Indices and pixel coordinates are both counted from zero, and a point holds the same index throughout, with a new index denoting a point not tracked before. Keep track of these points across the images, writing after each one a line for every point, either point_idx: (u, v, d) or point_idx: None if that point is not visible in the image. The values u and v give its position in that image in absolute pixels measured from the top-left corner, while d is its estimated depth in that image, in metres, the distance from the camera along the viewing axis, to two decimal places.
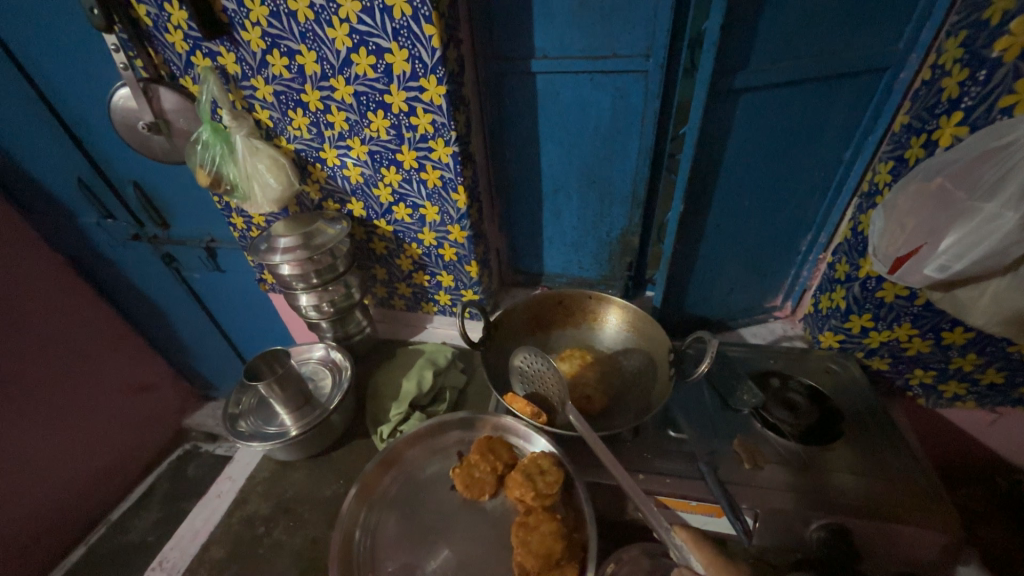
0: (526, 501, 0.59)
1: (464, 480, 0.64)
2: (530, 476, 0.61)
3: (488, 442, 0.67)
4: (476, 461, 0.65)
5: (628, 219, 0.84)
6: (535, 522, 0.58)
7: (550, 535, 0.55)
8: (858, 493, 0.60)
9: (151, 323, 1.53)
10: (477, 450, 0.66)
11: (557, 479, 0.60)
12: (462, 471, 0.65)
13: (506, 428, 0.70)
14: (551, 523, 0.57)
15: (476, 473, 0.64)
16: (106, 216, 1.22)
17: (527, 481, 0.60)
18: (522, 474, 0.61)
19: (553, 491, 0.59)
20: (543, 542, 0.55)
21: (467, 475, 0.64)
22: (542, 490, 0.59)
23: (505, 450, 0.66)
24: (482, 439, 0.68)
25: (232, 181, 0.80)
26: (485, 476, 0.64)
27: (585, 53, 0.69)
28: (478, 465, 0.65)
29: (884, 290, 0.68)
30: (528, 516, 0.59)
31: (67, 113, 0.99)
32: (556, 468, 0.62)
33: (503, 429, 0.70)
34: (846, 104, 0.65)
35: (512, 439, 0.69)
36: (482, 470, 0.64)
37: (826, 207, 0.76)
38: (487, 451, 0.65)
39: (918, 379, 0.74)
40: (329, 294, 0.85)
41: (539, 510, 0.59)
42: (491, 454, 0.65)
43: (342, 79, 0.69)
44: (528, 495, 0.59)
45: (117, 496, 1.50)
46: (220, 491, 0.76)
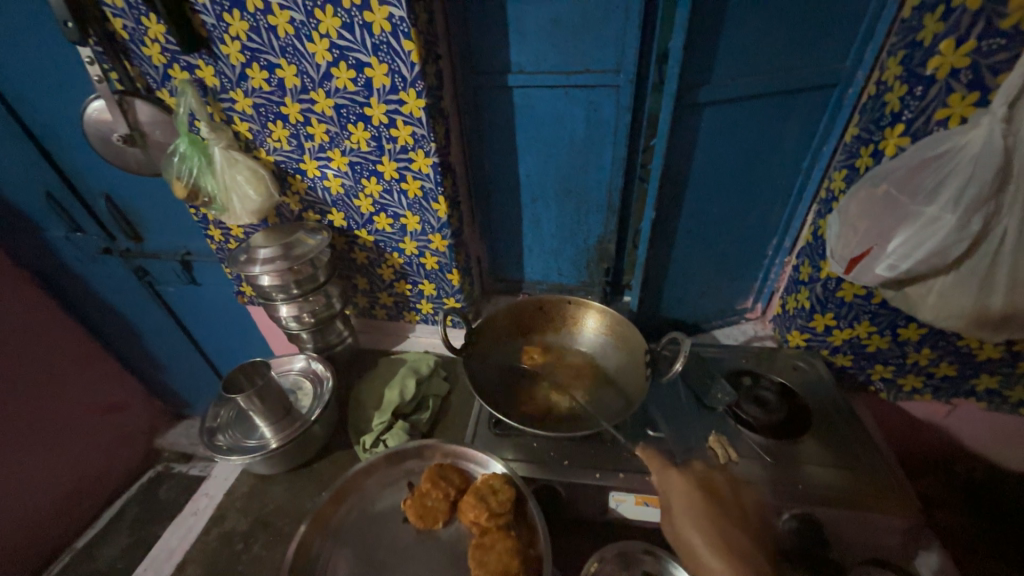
0: (480, 523, 0.59)
1: (417, 511, 0.63)
2: (482, 497, 0.61)
3: (437, 470, 0.67)
4: (428, 489, 0.65)
5: (604, 226, 0.87)
6: (490, 542, 0.58)
7: (506, 552, 0.56)
8: (828, 484, 0.63)
9: (121, 339, 1.48)
10: (427, 479, 0.65)
11: (509, 497, 0.61)
12: (415, 501, 0.64)
13: (458, 454, 0.69)
14: (506, 541, 0.57)
15: (428, 502, 0.64)
16: (76, 230, 1.19)
17: (479, 503, 0.60)
18: (473, 496, 0.61)
19: (506, 510, 0.60)
20: (499, 559, 0.56)
21: (419, 506, 0.63)
22: (495, 509, 0.60)
23: (456, 475, 0.67)
24: (431, 469, 0.67)
25: (211, 193, 0.81)
26: (438, 503, 0.64)
27: (558, 68, 0.72)
28: (429, 494, 0.64)
29: (844, 290, 0.72)
30: (483, 537, 0.59)
31: (36, 124, 0.97)
32: (507, 486, 0.62)
33: (455, 456, 0.69)
34: (803, 116, 0.69)
35: (463, 465, 0.69)
36: (435, 498, 0.64)
37: (788, 212, 0.80)
38: (436, 478, 0.66)
39: (879, 374, 0.78)
40: (310, 304, 0.84)
41: (493, 530, 0.59)
42: (442, 481, 0.65)
43: (322, 91, 0.71)
44: (482, 516, 0.59)
45: (84, 522, 1.43)
46: (197, 508, 0.74)
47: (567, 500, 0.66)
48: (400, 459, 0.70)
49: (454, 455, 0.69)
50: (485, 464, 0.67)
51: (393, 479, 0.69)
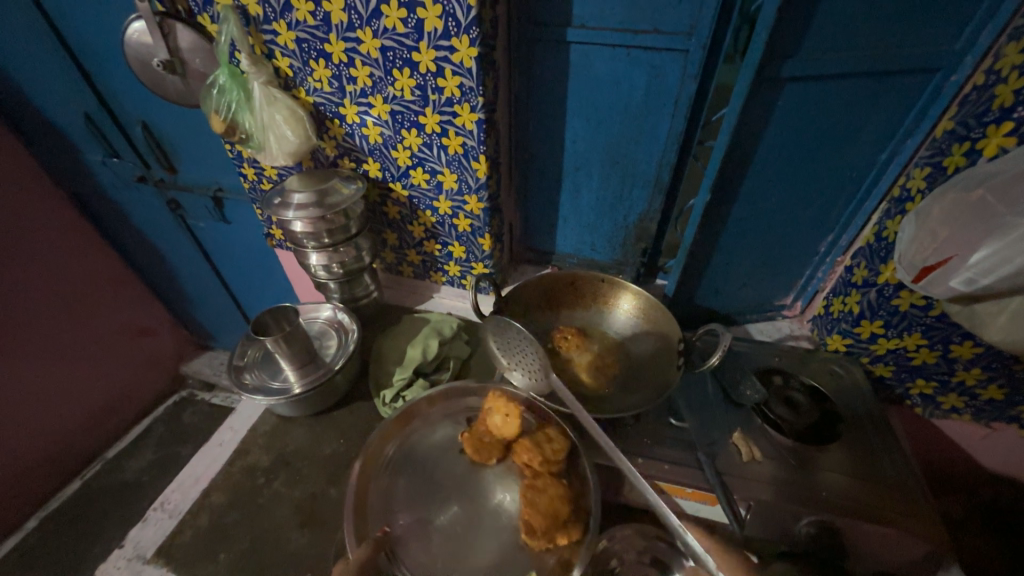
0: (534, 466, 0.61)
1: (473, 445, 0.65)
2: (537, 442, 0.62)
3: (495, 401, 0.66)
4: (485, 427, 0.66)
5: (649, 204, 0.83)
6: (542, 485, 0.59)
7: (558, 497, 0.57)
8: (846, 492, 0.61)
9: (152, 267, 1.52)
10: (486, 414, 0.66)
11: (563, 446, 0.61)
12: (472, 435, 0.66)
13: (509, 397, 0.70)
14: (558, 488, 0.58)
15: (484, 438, 0.65)
16: (112, 155, 1.19)
17: (535, 448, 0.61)
18: (529, 441, 0.62)
19: (560, 458, 0.61)
20: (551, 503, 0.57)
21: (475, 440, 0.65)
22: (550, 456, 0.60)
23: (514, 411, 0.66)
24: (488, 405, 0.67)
25: (248, 130, 0.78)
26: (493, 440, 0.65)
27: (624, 25, 0.65)
28: (486, 431, 0.66)
29: (900, 298, 0.68)
30: (535, 479, 0.60)
31: (74, 41, 0.95)
32: (563, 437, 0.63)
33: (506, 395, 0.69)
34: (891, 104, 0.63)
35: None
36: (491, 435, 0.65)
37: (850, 210, 0.74)
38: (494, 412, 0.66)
39: (918, 389, 0.74)
40: (340, 255, 0.84)
41: (545, 476, 0.59)
42: (500, 420, 0.66)
43: (369, 31, 0.66)
44: (536, 460, 0.60)
45: (114, 435, 1.53)
46: (223, 440, 0.77)
47: None
48: (453, 396, 0.73)
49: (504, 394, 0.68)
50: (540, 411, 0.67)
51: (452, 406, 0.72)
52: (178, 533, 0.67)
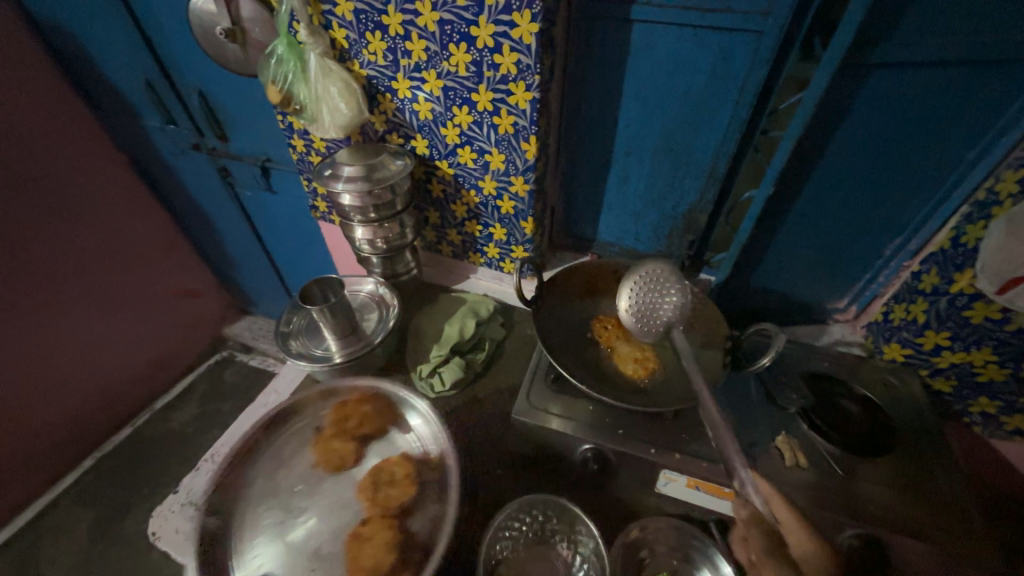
0: (366, 507, 0.57)
1: (320, 457, 0.62)
2: (380, 483, 0.59)
3: (356, 402, 0.67)
4: (334, 440, 0.63)
5: (700, 195, 0.80)
6: (370, 532, 0.54)
7: (381, 545, 0.52)
8: (892, 506, 0.59)
9: (201, 232, 1.58)
10: (333, 419, 0.65)
11: (405, 492, 0.58)
12: (321, 445, 0.63)
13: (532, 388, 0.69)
14: (386, 533, 0.53)
15: (332, 451, 0.62)
16: (169, 121, 1.23)
17: (372, 487, 0.59)
18: (369, 479, 0.59)
19: (400, 501, 0.57)
20: (372, 556, 0.51)
21: (323, 451, 0.62)
22: (388, 500, 0.57)
23: (378, 416, 0.66)
24: (338, 407, 0.67)
25: (302, 101, 0.79)
26: (340, 457, 0.62)
27: (694, 3, 0.62)
28: (325, 444, 0.63)
29: (973, 310, 0.64)
30: (365, 525, 0.55)
31: (140, 7, 0.98)
32: (408, 481, 0.59)
33: (360, 390, 0.68)
34: (989, 97, 0.57)
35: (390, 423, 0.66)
36: (340, 452, 0.62)
37: (926, 212, 0.69)
38: (342, 422, 0.65)
39: (980, 407, 0.70)
40: (384, 230, 0.85)
41: (375, 519, 0.55)
42: (348, 441, 0.63)
43: (428, 3, 0.65)
44: (375, 503, 0.57)
45: (162, 388, 1.63)
46: (267, 402, 0.81)
47: (613, 466, 0.66)
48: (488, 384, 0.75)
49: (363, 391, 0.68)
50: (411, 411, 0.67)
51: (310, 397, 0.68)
52: None
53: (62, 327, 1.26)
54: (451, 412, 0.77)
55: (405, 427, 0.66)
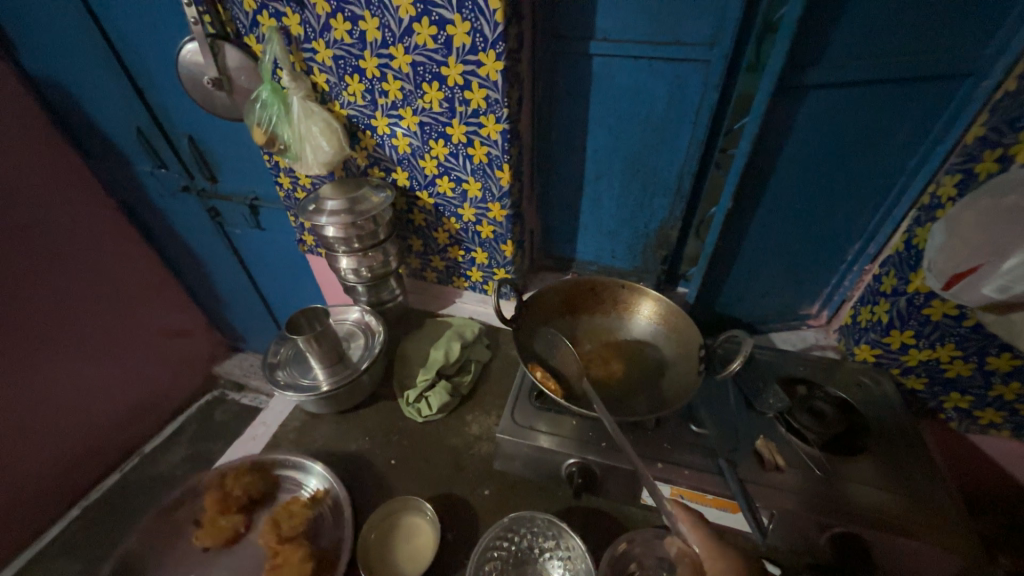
0: (273, 544, 0.65)
1: (212, 536, 0.67)
2: (277, 520, 0.67)
3: (235, 475, 0.72)
4: (220, 517, 0.68)
5: (669, 212, 0.84)
6: (281, 559, 0.63)
7: (296, 555, 0.62)
8: (876, 506, 0.59)
9: (190, 272, 1.60)
10: (212, 504, 0.69)
11: (301, 517, 0.67)
12: (206, 531, 0.68)
13: None
14: (293, 552, 0.63)
15: (220, 523, 0.68)
16: (160, 166, 1.27)
17: (273, 526, 0.67)
18: (269, 522, 0.67)
19: (297, 526, 0.66)
20: (294, 565, 0.61)
21: (213, 530, 0.68)
22: (286, 530, 0.66)
23: (258, 481, 0.72)
24: (215, 486, 0.71)
25: (286, 141, 0.84)
26: (231, 522, 0.68)
27: (646, 37, 0.67)
28: (218, 518, 0.68)
29: (931, 308, 0.66)
30: (275, 557, 0.64)
31: (131, 60, 1.03)
32: (302, 508, 0.69)
33: (235, 467, 0.73)
34: (919, 109, 0.62)
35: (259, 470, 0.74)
36: (228, 520, 0.68)
37: (880, 217, 0.73)
38: (226, 498, 0.70)
39: (953, 402, 0.72)
40: (368, 259, 0.87)
41: (282, 548, 0.64)
42: (232, 499, 0.70)
43: (401, 47, 0.70)
44: (275, 538, 0.65)
45: (151, 431, 1.61)
46: (256, 434, 0.81)
47: (599, 480, 0.66)
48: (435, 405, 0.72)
49: (236, 466, 0.73)
50: (270, 464, 0.75)
51: (195, 485, 0.72)
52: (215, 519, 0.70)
53: (52, 372, 1.26)
54: (439, 436, 0.78)
55: (292, 479, 0.74)
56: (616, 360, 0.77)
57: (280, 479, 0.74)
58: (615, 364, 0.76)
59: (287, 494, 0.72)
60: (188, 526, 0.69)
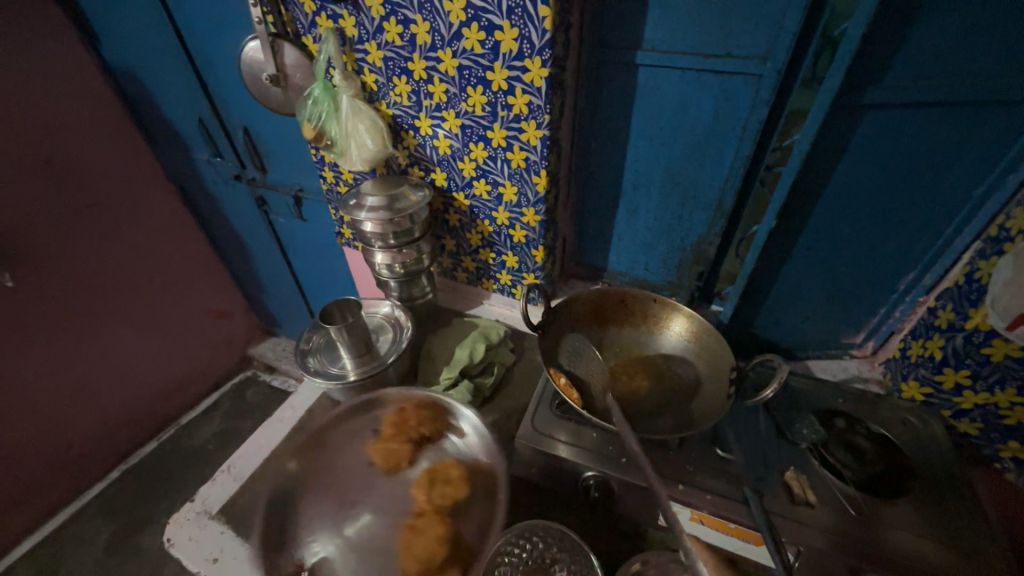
0: (422, 503, 0.57)
1: (379, 455, 0.62)
2: (434, 478, 0.59)
3: (414, 406, 0.68)
4: (389, 435, 0.64)
5: (708, 228, 0.81)
6: (423, 525, 0.54)
7: (436, 537, 0.53)
8: (915, 554, 0.55)
9: (236, 256, 1.68)
10: (390, 425, 0.65)
11: (456, 488, 0.58)
12: (378, 446, 0.63)
13: None
14: (438, 528, 0.54)
15: (388, 445, 0.63)
16: (216, 155, 1.35)
17: (428, 481, 0.59)
18: (426, 475, 0.60)
19: (451, 497, 0.57)
20: (430, 544, 0.52)
21: (382, 449, 0.62)
22: (440, 495, 0.57)
23: (432, 423, 0.66)
24: (397, 412, 0.67)
25: (333, 138, 0.87)
26: (400, 448, 0.63)
27: (696, 49, 0.66)
28: (390, 438, 0.63)
29: (992, 348, 0.62)
30: (419, 518, 0.55)
31: (199, 55, 1.10)
32: (461, 480, 0.59)
33: (417, 399, 0.69)
34: (991, 134, 0.58)
35: (448, 419, 0.67)
36: (396, 443, 0.63)
37: (939, 246, 0.69)
38: (400, 424, 0.65)
39: (1010, 452, 0.66)
40: (402, 256, 0.89)
41: (430, 515, 0.55)
42: (404, 426, 0.65)
43: (449, 51, 0.72)
44: (428, 496, 0.57)
45: (189, 404, 1.70)
46: (284, 417, 0.84)
47: (616, 496, 0.65)
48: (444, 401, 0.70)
49: (420, 400, 0.69)
50: (448, 412, 0.68)
51: (367, 404, 0.68)
52: (241, 495, 0.74)
53: (105, 341, 1.35)
54: None
55: (454, 427, 0.66)
56: (643, 377, 0.75)
57: (450, 427, 0.66)
58: (642, 382, 0.74)
59: (447, 447, 0.64)
60: (362, 438, 0.65)
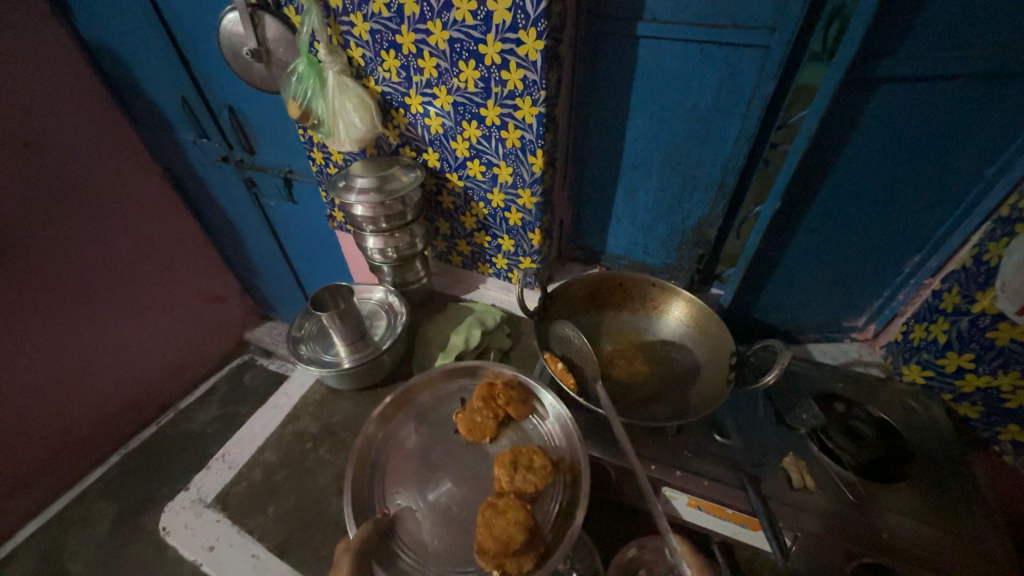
0: (504, 484, 0.59)
1: (466, 424, 0.66)
2: (518, 463, 0.60)
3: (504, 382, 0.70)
4: (478, 407, 0.67)
5: (709, 209, 0.79)
6: (503, 506, 0.56)
7: (514, 523, 0.54)
8: (912, 539, 0.55)
9: (227, 240, 1.65)
10: (480, 395, 0.68)
11: (540, 479, 0.59)
12: (465, 415, 0.66)
13: (535, 394, 0.68)
14: (518, 512, 0.55)
15: (477, 418, 0.66)
16: (201, 135, 1.30)
17: (511, 464, 0.60)
18: (510, 457, 0.61)
19: (532, 485, 0.58)
20: (506, 528, 0.53)
21: (468, 420, 0.66)
22: (523, 480, 0.58)
23: (520, 404, 0.67)
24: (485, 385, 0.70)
25: (320, 117, 0.83)
26: (486, 421, 0.66)
27: (699, 19, 0.62)
28: (479, 411, 0.66)
29: (996, 331, 0.60)
30: (499, 498, 0.57)
31: (177, 30, 1.04)
32: (545, 470, 0.60)
33: (505, 377, 0.71)
34: (1008, 109, 0.55)
35: (533, 401, 0.68)
36: (484, 416, 0.66)
37: (946, 228, 0.67)
38: (489, 397, 0.68)
39: (1010, 434, 0.66)
40: (395, 240, 0.87)
41: (510, 496, 0.57)
42: (493, 402, 0.67)
43: (439, 23, 0.68)
44: (510, 478, 0.59)
45: (185, 389, 1.70)
46: (277, 404, 0.83)
47: (613, 483, 0.64)
48: (453, 375, 0.73)
49: (507, 378, 0.71)
50: (538, 395, 0.69)
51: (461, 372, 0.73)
52: (235, 483, 0.73)
53: (97, 328, 1.33)
54: None
55: (540, 410, 0.67)
56: (642, 362, 0.74)
57: (534, 410, 0.67)
58: (641, 366, 0.73)
59: (530, 430, 0.66)
60: (451, 406, 0.70)
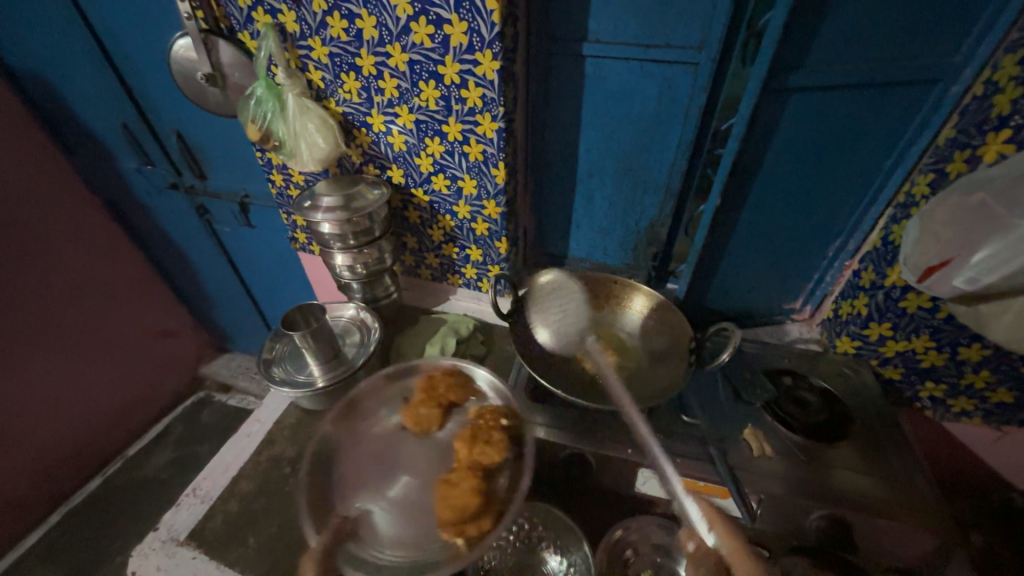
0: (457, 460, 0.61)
1: (411, 419, 0.68)
2: (470, 439, 0.62)
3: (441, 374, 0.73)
4: (421, 401, 0.69)
5: (659, 210, 0.86)
6: (457, 480, 0.59)
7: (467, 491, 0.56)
8: (857, 488, 0.62)
9: (177, 270, 1.58)
10: (420, 389, 0.70)
11: (496, 450, 0.60)
12: (410, 411, 0.68)
13: (474, 377, 0.73)
14: (471, 481, 0.58)
15: (422, 410, 0.68)
16: (147, 162, 1.25)
17: (464, 443, 0.62)
18: (465, 436, 0.63)
19: (484, 455, 0.60)
20: (461, 496, 0.56)
21: (413, 414, 0.68)
22: (474, 453, 0.61)
23: (460, 389, 0.71)
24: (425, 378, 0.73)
25: (281, 138, 0.84)
26: (431, 412, 0.68)
27: (637, 40, 0.69)
28: (423, 404, 0.68)
29: (907, 301, 0.70)
30: (453, 474, 0.60)
31: (119, 56, 1.01)
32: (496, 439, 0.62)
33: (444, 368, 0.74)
34: (894, 112, 0.66)
35: (473, 385, 0.72)
36: (427, 408, 0.68)
37: (857, 216, 0.77)
38: (430, 389, 0.70)
39: (928, 391, 0.76)
40: (363, 256, 0.88)
41: (463, 470, 0.59)
42: (433, 392, 0.69)
43: (398, 45, 0.71)
44: (463, 453, 0.61)
45: (136, 434, 1.58)
46: (250, 432, 0.81)
47: (594, 471, 0.68)
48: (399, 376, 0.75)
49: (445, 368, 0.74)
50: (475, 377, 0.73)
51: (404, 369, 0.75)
52: (209, 517, 0.70)
53: (33, 374, 1.23)
54: None
55: (477, 391, 0.71)
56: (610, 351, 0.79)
57: (473, 393, 0.71)
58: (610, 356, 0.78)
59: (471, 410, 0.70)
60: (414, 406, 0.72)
